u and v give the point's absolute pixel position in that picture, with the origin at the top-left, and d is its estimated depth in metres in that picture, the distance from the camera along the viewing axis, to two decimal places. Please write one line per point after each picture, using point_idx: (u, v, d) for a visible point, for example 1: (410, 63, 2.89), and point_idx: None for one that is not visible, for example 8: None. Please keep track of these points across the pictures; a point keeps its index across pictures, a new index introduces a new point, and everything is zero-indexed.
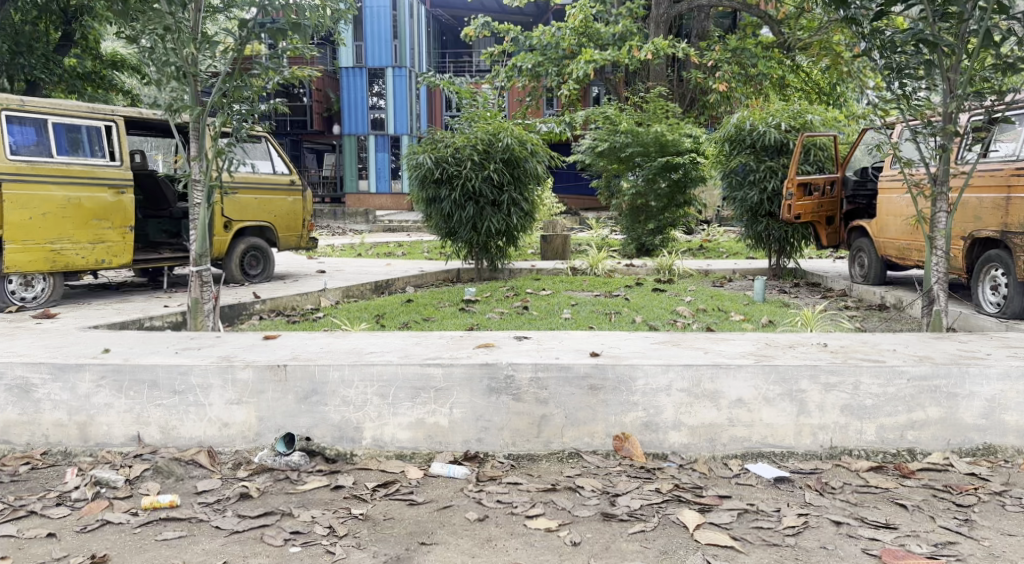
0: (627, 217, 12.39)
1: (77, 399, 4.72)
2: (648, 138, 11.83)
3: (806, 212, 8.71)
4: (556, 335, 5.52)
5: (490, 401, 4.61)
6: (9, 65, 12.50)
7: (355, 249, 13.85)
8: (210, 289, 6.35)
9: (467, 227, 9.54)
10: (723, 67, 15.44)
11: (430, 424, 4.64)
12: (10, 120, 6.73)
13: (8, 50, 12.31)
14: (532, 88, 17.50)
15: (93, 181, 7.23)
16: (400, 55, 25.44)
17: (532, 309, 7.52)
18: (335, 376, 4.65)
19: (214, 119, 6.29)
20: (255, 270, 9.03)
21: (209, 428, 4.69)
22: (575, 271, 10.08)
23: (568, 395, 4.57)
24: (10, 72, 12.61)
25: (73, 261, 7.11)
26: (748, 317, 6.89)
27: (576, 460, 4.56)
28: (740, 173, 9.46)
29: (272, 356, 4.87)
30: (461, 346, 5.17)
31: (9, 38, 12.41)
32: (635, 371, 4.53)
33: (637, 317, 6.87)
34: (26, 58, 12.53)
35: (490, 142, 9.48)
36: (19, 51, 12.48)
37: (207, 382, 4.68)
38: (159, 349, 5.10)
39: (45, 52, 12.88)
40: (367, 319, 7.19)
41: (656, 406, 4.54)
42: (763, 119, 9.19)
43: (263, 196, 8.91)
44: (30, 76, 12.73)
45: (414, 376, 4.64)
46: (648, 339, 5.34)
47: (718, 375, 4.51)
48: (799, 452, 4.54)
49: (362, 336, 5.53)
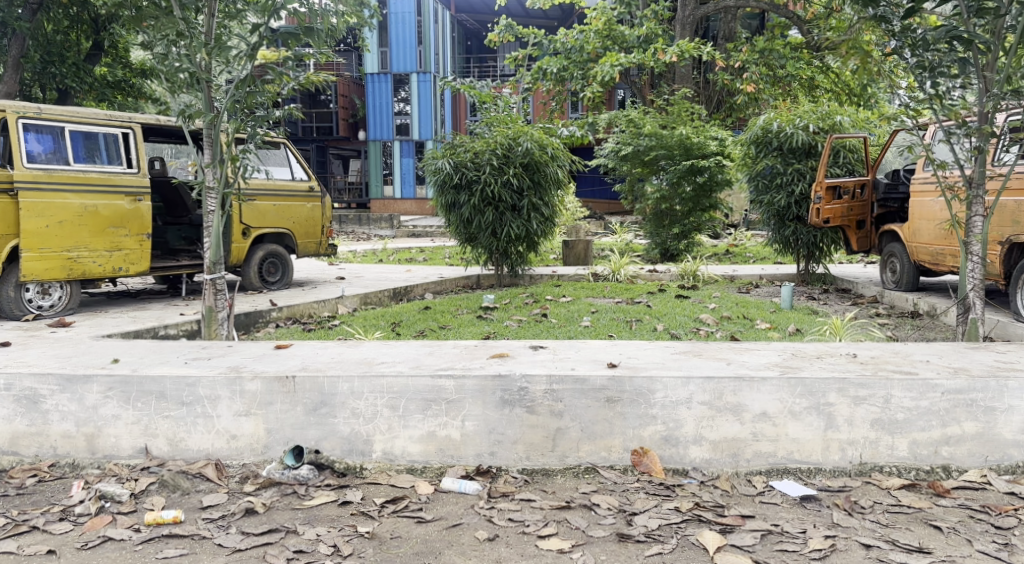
0: (651, 222, 12.26)
1: (85, 410, 4.65)
2: (673, 140, 11.65)
3: (835, 216, 8.47)
4: (573, 345, 5.36)
5: (503, 414, 4.46)
6: (40, 74, 12.81)
7: (376, 255, 13.78)
8: (225, 297, 6.27)
9: (486, 232, 9.41)
10: (750, 68, 15.17)
11: (442, 437, 4.51)
12: (28, 129, 6.72)
13: (39, 60, 12.54)
14: (556, 92, 17.34)
15: (110, 189, 7.20)
16: (425, 61, 25.44)
17: (552, 316, 7.36)
18: (344, 388, 4.53)
19: (228, 126, 6.20)
20: (273, 277, 8.96)
21: (217, 440, 4.59)
22: (596, 277, 9.91)
23: (583, 408, 4.41)
24: (42, 80, 12.94)
25: (89, 268, 7.08)
26: (774, 325, 6.66)
27: (592, 475, 4.39)
28: (767, 175, 9.23)
29: (281, 367, 4.77)
30: (475, 355, 5.04)
31: (41, 48, 12.60)
32: (654, 383, 4.36)
33: (659, 326, 6.67)
34: (57, 68, 12.80)
35: (510, 146, 9.36)
36: (50, 60, 12.72)
37: (215, 393, 4.58)
38: (168, 359, 5.02)
39: (76, 62, 13.01)
40: (383, 327, 7.06)
41: (676, 419, 4.36)
42: (791, 121, 8.95)
43: (281, 202, 8.85)
44: (60, 85, 12.99)
45: (425, 388, 4.50)
46: (668, 348, 5.16)
47: (741, 388, 4.32)
48: (827, 468, 4.33)
49: (375, 345, 5.41)
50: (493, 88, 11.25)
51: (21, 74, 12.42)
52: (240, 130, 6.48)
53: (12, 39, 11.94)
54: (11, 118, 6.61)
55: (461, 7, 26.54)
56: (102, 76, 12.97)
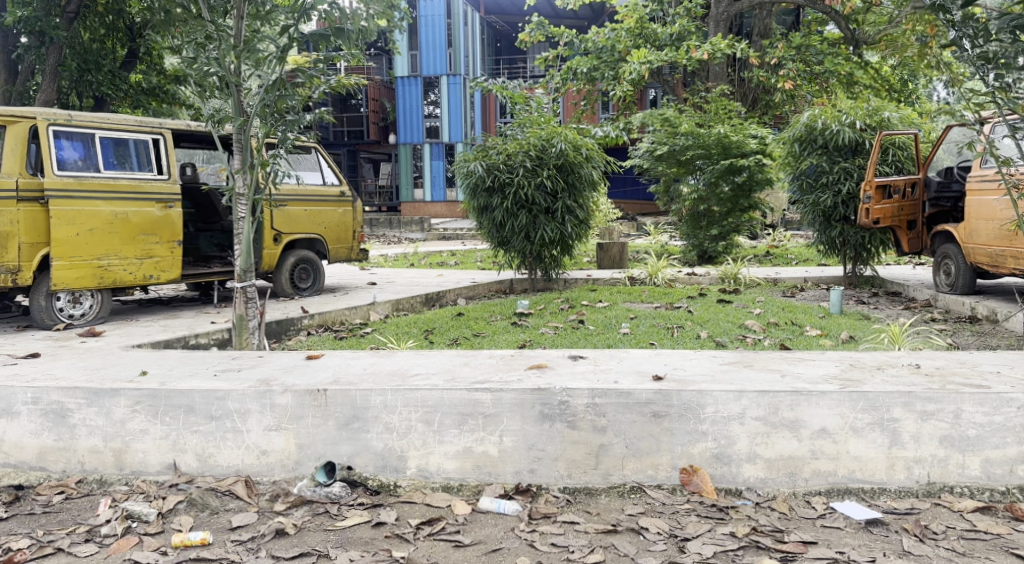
0: (688, 223, 11.97)
1: (112, 425, 4.52)
2: (711, 139, 11.30)
3: (886, 216, 8.13)
4: (614, 355, 5.12)
5: (543, 429, 4.25)
6: (77, 82, 12.63)
7: (408, 260, 13.60)
8: (255, 305, 6.13)
9: (520, 236, 9.20)
10: (787, 65, 14.77)
11: (479, 453, 4.30)
12: (59, 136, 6.64)
13: (77, 67, 12.41)
14: (587, 92, 17.05)
15: (140, 196, 7.11)
16: (454, 63, 25.32)
17: (589, 323, 7.11)
18: (378, 402, 4.35)
19: (259, 130, 6.04)
20: (305, 283, 8.82)
21: (247, 456, 4.43)
22: (633, 280, 9.65)
23: (629, 423, 4.19)
24: (79, 90, 12.74)
25: (120, 277, 6.98)
26: (825, 332, 6.36)
27: (639, 494, 4.17)
28: (812, 174, 8.90)
29: (312, 380, 4.60)
30: (512, 366, 4.83)
31: (78, 55, 12.52)
32: (704, 397, 4.13)
33: (702, 333, 6.39)
34: (95, 75, 12.67)
35: (544, 147, 9.14)
36: (88, 68, 12.58)
37: (245, 407, 4.42)
38: (198, 372, 4.88)
39: (112, 69, 12.97)
40: (416, 335, 6.86)
41: (728, 436, 4.14)
42: (836, 117, 8.59)
43: (312, 208, 8.72)
44: (98, 93, 12.88)
45: (461, 402, 4.30)
46: (715, 358, 4.90)
47: (798, 403, 4.10)
48: (892, 489, 4.10)
49: (409, 355, 5.24)
50: (524, 89, 11.03)
51: (59, 82, 12.33)
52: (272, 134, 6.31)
53: (50, 47, 11.89)
54: (42, 125, 6.53)
55: (490, 8, 26.36)
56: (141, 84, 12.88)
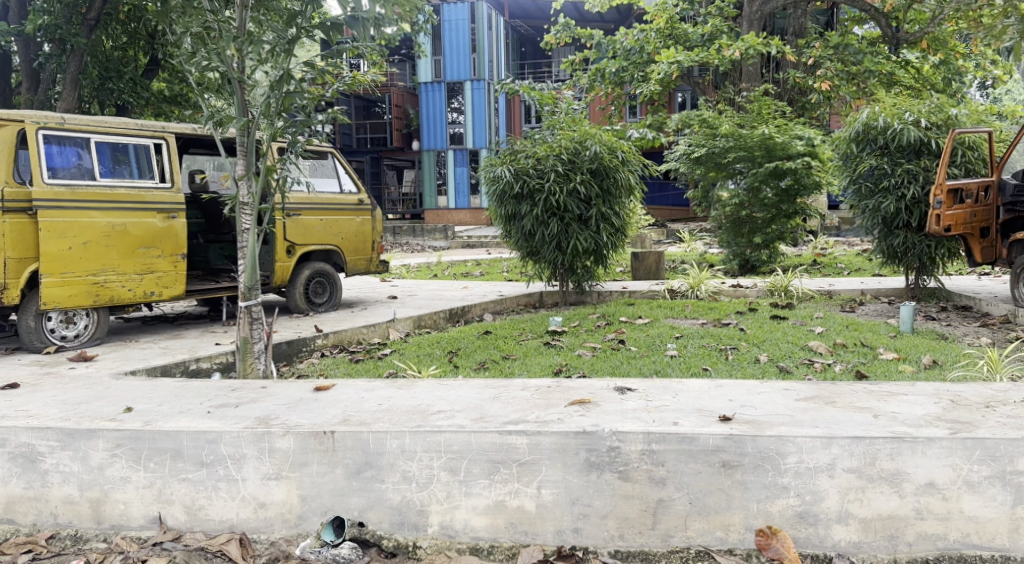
0: (728, 230, 11.24)
1: (89, 472, 3.91)
2: (753, 141, 10.52)
3: (958, 223, 7.41)
4: (667, 387, 4.41)
5: (589, 481, 3.60)
6: (98, 90, 12.18)
7: (431, 270, 12.96)
8: (261, 327, 5.49)
9: (551, 246, 8.51)
10: (826, 64, 13.71)
11: (513, 509, 3.65)
12: (49, 141, 6.08)
13: (98, 75, 11.96)
14: (615, 96, 16.25)
15: (141, 206, 6.52)
16: (478, 68, 24.71)
17: (630, 343, 6.38)
18: (393, 446, 3.71)
19: (265, 132, 5.43)
20: (321, 298, 8.21)
21: (243, 509, 3.81)
22: (673, 294, 8.91)
23: (692, 475, 3.54)
24: (100, 98, 12.30)
25: (118, 294, 6.39)
26: (903, 355, 5.66)
27: (706, 561, 3.50)
28: (869, 178, 8.12)
29: (319, 418, 3.97)
30: (550, 401, 4.15)
31: (99, 63, 12.09)
32: (785, 445, 3.50)
33: (762, 357, 5.67)
34: (116, 83, 12.21)
35: (576, 151, 8.49)
36: (108, 75, 12.14)
37: (240, 453, 3.80)
38: (190, 407, 4.26)
39: (133, 76, 12.46)
40: (440, 358, 6.21)
41: (815, 492, 3.50)
42: (898, 115, 7.86)
43: (328, 217, 8.11)
44: (119, 101, 12.42)
45: (492, 447, 3.66)
46: (787, 393, 4.22)
47: (901, 452, 3.47)
48: (1017, 556, 3.45)
49: (431, 386, 4.60)
50: (553, 91, 10.40)
51: (80, 91, 11.88)
52: (280, 136, 5.68)
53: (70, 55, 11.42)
54: (30, 129, 5.97)
55: (515, 12, 25.75)
56: (169, 94, 12.43)
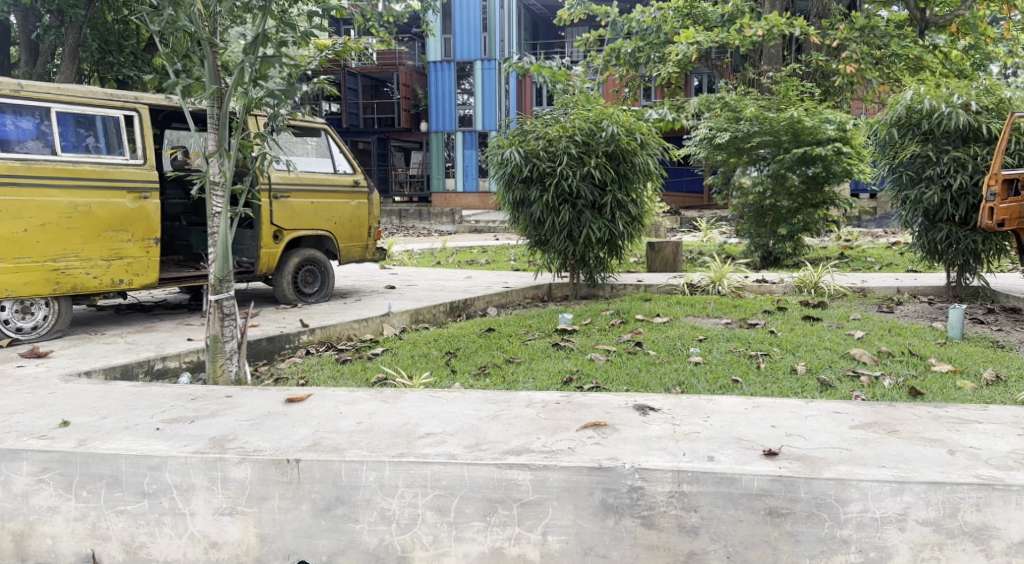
0: (750, 220, 10.54)
1: (10, 500, 3.29)
2: (780, 125, 9.78)
3: (1011, 217, 6.72)
4: (695, 407, 3.76)
5: (605, 527, 2.97)
6: (97, 64, 11.53)
7: (434, 257, 12.31)
8: (234, 324, 4.82)
9: (561, 235, 7.86)
10: (852, 47, 12.58)
11: (513, 558, 3.03)
12: (3, 110, 5.44)
13: (98, 48, 11.29)
14: (629, 78, 15.43)
15: (108, 184, 5.89)
16: (489, 48, 23.97)
17: (648, 346, 5.72)
18: (370, 479, 3.09)
19: (239, 102, 4.73)
20: (311, 288, 7.60)
21: (191, 549, 3.19)
22: (692, 288, 8.26)
23: (732, 523, 2.91)
24: (100, 72, 11.65)
25: (81, 281, 5.77)
26: (960, 367, 5.00)
27: None
28: (910, 167, 7.44)
29: (285, 441, 3.34)
30: (559, 424, 3.51)
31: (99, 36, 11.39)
32: (847, 490, 2.86)
33: (799, 366, 5.00)
34: (116, 57, 11.55)
35: (591, 132, 7.76)
36: (109, 48, 11.49)
37: (188, 482, 3.18)
38: (137, 422, 3.65)
39: (135, 51, 11.81)
40: (436, 359, 5.57)
41: (882, 546, 2.88)
42: (944, 97, 7.12)
43: (320, 199, 7.46)
44: (119, 76, 11.75)
45: (489, 484, 3.03)
46: (840, 419, 3.56)
47: (990, 502, 2.83)
48: None
49: (421, 398, 3.96)
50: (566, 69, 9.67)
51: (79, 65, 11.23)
52: (260, 109, 5.00)
53: (69, 26, 10.72)
54: None
55: None
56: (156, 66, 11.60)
